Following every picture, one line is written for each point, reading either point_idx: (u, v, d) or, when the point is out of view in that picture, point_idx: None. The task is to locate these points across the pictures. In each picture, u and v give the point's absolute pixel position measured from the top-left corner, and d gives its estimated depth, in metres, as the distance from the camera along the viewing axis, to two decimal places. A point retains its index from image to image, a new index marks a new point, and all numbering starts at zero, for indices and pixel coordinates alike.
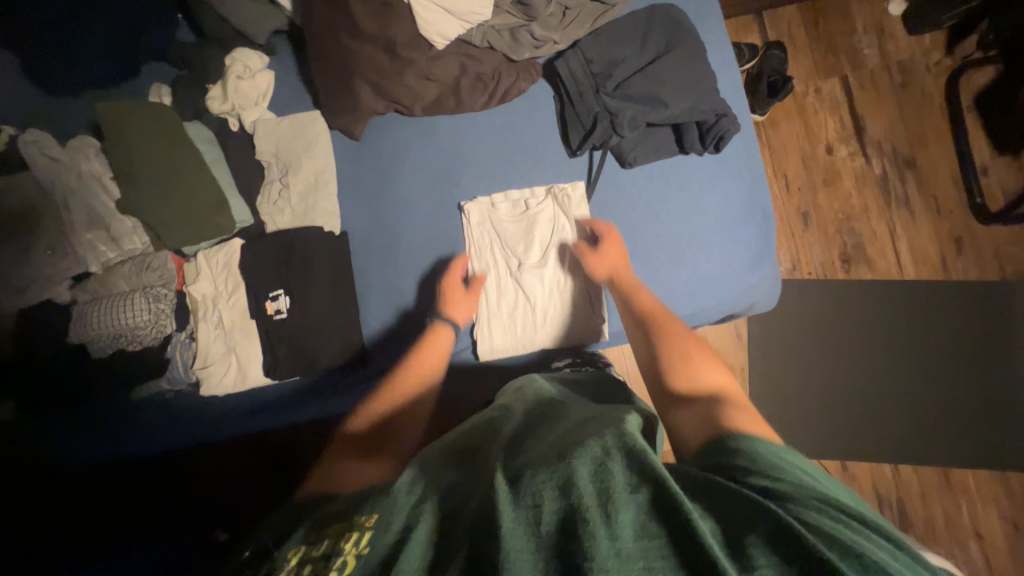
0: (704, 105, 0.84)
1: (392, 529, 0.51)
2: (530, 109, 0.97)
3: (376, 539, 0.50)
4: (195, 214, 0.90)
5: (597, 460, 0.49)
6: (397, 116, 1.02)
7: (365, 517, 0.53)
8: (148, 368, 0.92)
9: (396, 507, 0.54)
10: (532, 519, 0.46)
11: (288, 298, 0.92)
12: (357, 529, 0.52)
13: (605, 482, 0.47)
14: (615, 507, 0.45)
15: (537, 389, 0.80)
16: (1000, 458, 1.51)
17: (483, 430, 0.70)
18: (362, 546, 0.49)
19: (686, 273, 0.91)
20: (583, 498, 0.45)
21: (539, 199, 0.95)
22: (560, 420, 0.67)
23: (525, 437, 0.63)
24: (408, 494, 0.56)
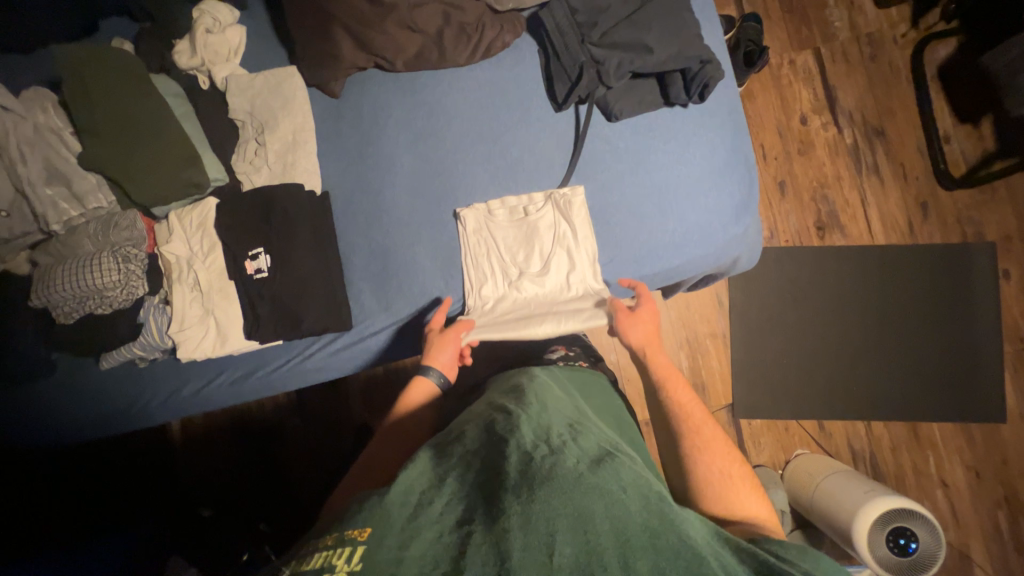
0: (690, 51, 0.84)
1: (388, 546, 0.48)
2: (516, 64, 0.96)
3: (371, 557, 0.47)
4: (166, 169, 0.85)
5: (613, 501, 0.54)
6: (377, 72, 0.99)
7: (359, 528, 0.50)
8: (120, 332, 0.87)
9: (392, 523, 0.51)
10: (546, 552, 0.49)
11: (268, 257, 0.89)
12: (349, 542, 0.49)
13: (621, 527, 0.52)
14: (631, 553, 0.50)
15: (531, 392, 0.78)
16: (964, 411, 1.59)
17: (482, 425, 0.69)
18: (355, 564, 0.47)
19: (673, 225, 0.92)
20: (602, 544, 0.50)
21: (538, 205, 0.93)
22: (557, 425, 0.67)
23: (526, 440, 0.61)
24: (403, 505, 0.53)
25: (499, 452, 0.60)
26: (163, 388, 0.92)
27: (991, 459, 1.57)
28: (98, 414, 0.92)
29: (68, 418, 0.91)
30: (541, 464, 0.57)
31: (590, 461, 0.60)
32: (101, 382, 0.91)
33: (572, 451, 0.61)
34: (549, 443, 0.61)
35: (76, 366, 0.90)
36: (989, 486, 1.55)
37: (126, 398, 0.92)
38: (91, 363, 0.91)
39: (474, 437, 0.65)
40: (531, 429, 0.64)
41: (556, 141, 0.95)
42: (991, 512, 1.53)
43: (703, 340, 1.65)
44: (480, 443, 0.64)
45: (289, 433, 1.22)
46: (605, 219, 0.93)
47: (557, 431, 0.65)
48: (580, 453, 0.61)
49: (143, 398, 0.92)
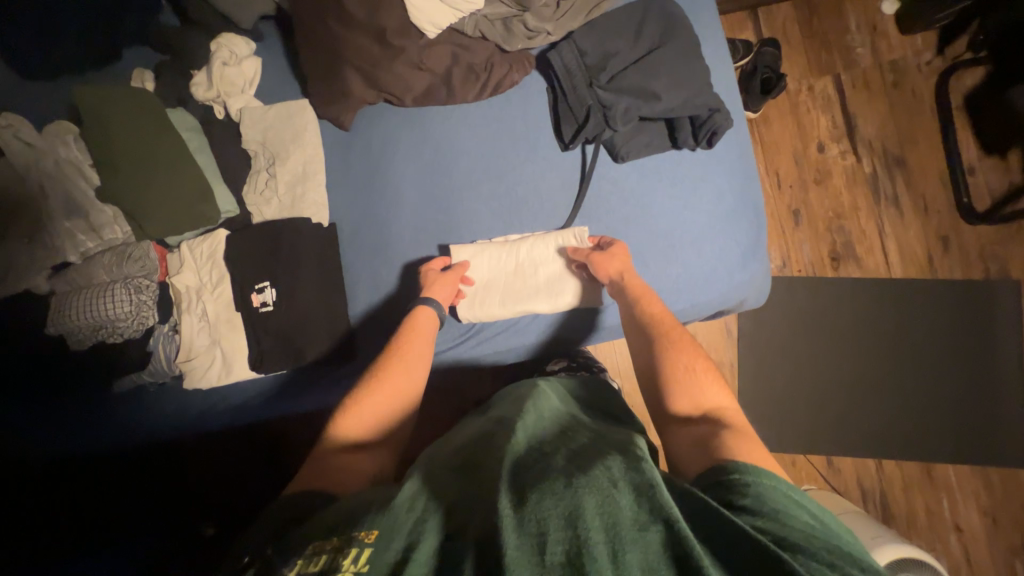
0: (698, 99, 0.84)
1: (390, 550, 0.52)
2: (524, 101, 0.96)
3: (373, 560, 0.50)
4: (178, 203, 0.88)
5: (605, 496, 0.52)
6: (387, 106, 1.00)
7: (366, 530, 0.54)
8: (130, 359, 0.90)
9: (393, 529, 0.54)
10: (537, 550, 0.48)
11: (274, 291, 0.90)
12: (355, 544, 0.52)
13: (612, 520, 0.50)
14: (623, 548, 0.48)
15: (532, 397, 0.79)
16: (982, 453, 1.54)
17: (489, 430, 0.71)
18: (361, 565, 0.50)
19: (677, 269, 0.91)
20: (592, 535, 0.48)
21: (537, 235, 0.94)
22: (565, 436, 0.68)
23: (524, 450, 0.64)
24: (404, 510, 0.56)
25: (496, 460, 0.62)
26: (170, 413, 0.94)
27: (1009, 505, 1.51)
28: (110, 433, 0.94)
29: (76, 438, 0.93)
30: (535, 471, 0.58)
31: (581, 459, 0.59)
32: (111, 405, 0.94)
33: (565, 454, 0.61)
34: (542, 451, 0.63)
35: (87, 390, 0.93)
36: (1006, 534, 1.49)
37: (137, 418, 0.95)
38: (100, 387, 0.93)
39: (474, 445, 0.68)
40: (528, 441, 0.66)
41: (561, 180, 0.95)
42: (1008, 562, 1.47)
43: None
44: (478, 451, 0.66)
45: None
46: None
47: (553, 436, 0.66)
48: (573, 455, 0.61)
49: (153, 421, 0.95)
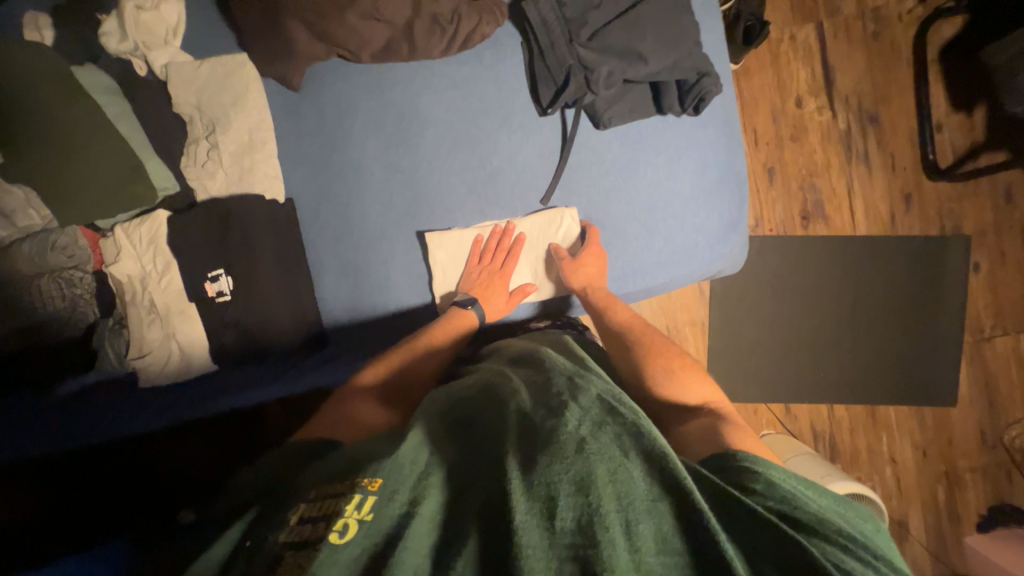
0: (685, 62, 0.78)
1: (397, 503, 0.53)
2: (496, 58, 0.88)
3: (382, 509, 0.52)
4: (104, 182, 0.76)
5: (616, 465, 0.54)
6: (341, 63, 0.89)
7: (369, 479, 0.54)
8: (75, 356, 0.83)
9: (401, 481, 0.55)
10: (547, 516, 0.50)
11: (230, 279, 0.82)
12: (357, 490, 0.53)
13: (624, 491, 0.52)
14: (633, 517, 0.51)
15: (536, 356, 0.77)
16: (920, 396, 1.69)
17: (489, 389, 0.70)
18: (365, 512, 0.51)
19: (659, 244, 0.89)
20: (603, 504, 0.50)
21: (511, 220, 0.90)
22: (568, 384, 0.67)
23: (529, 410, 0.63)
24: (413, 463, 0.57)
25: (501, 421, 0.63)
26: (118, 417, 0.84)
27: (938, 439, 1.69)
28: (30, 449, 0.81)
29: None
30: (544, 431, 0.58)
31: (592, 424, 0.59)
32: (42, 413, 0.82)
33: (574, 413, 0.60)
34: (550, 404, 0.62)
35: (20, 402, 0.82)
36: (932, 463, 1.68)
37: (66, 431, 0.82)
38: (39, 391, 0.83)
39: (481, 403, 0.68)
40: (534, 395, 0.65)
41: (539, 150, 0.88)
42: (932, 486, 1.67)
43: (682, 328, 1.66)
44: (483, 408, 0.67)
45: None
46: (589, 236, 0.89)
47: (559, 388, 0.66)
48: (583, 414, 0.60)
49: (88, 429, 0.83)
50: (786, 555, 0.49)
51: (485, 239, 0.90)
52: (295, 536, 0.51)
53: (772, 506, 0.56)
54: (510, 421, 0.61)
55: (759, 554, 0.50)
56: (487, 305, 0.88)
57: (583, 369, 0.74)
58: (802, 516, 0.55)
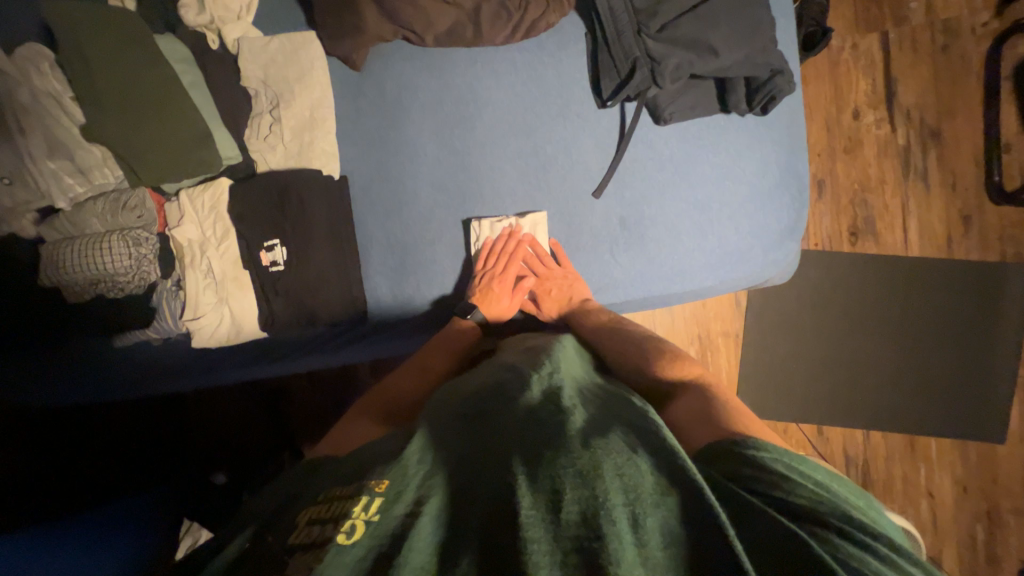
0: (758, 58, 0.76)
1: (403, 501, 0.51)
2: (558, 48, 0.88)
3: (387, 508, 0.50)
4: (176, 147, 0.79)
5: (624, 460, 0.52)
6: (403, 44, 0.90)
7: (376, 481, 0.52)
8: (132, 316, 0.84)
9: (407, 476, 0.53)
10: (551, 509, 0.48)
11: (285, 250, 0.84)
12: (365, 493, 0.51)
13: (632, 483, 0.50)
14: (642, 512, 0.48)
15: (548, 354, 0.77)
16: (965, 429, 1.60)
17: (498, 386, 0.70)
18: (371, 513, 0.49)
19: (711, 244, 0.87)
20: (608, 498, 0.48)
21: (561, 212, 0.89)
22: (580, 395, 0.68)
23: (538, 410, 0.62)
24: (418, 462, 0.55)
25: (507, 421, 0.61)
26: (170, 371, 0.89)
27: (981, 477, 1.60)
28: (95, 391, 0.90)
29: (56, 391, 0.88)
30: (551, 428, 0.57)
31: (600, 424, 0.59)
32: (103, 360, 0.87)
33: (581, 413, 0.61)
34: (558, 404, 0.62)
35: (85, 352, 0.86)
36: (974, 502, 1.59)
37: (127, 380, 0.89)
38: (100, 343, 0.86)
39: (488, 397, 0.68)
40: (544, 397, 0.65)
41: (595, 141, 0.87)
42: (971, 525, 1.59)
43: (715, 338, 1.62)
44: (489, 408, 0.66)
45: (294, 402, 1.20)
46: (639, 232, 0.87)
47: (568, 393, 0.66)
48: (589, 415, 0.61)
49: (146, 379, 0.90)
50: (785, 542, 0.44)
51: (490, 249, 0.89)
52: (302, 537, 0.49)
53: (778, 501, 0.50)
54: (520, 420, 0.60)
55: (773, 556, 0.44)
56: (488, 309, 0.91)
57: (593, 381, 0.75)
58: (801, 506, 0.50)
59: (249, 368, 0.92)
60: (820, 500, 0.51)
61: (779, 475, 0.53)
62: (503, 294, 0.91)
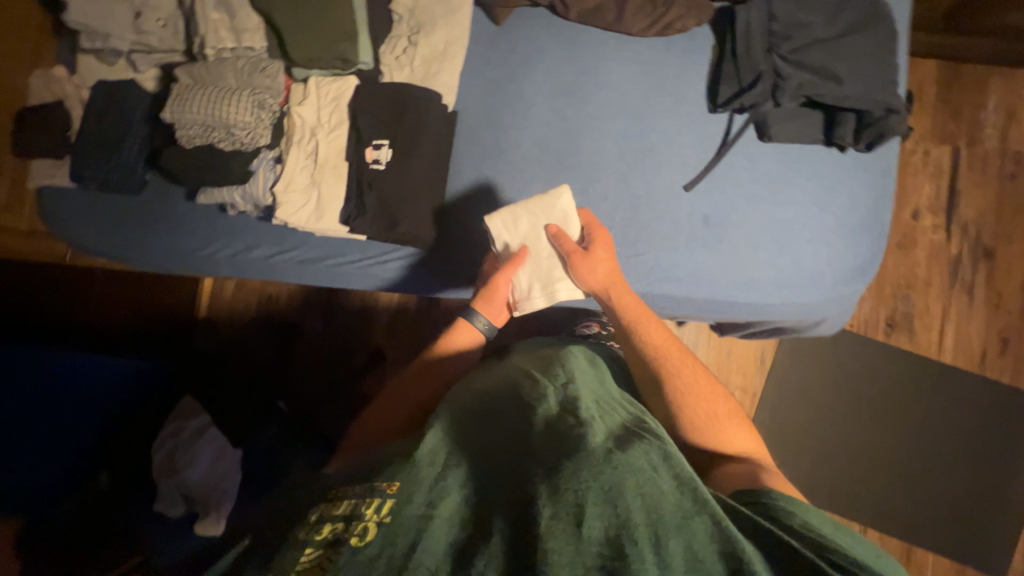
0: (877, 96, 0.81)
1: (416, 503, 0.48)
2: (685, 52, 0.94)
3: (400, 509, 0.47)
4: (326, 35, 0.85)
5: (645, 479, 0.50)
6: (544, 12, 0.97)
7: (386, 482, 0.50)
8: (223, 172, 0.85)
9: (418, 479, 0.51)
10: (573, 522, 0.45)
11: (390, 151, 0.88)
12: (377, 494, 0.48)
13: (653, 504, 0.48)
14: (664, 533, 0.46)
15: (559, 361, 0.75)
16: (966, 554, 1.54)
17: (512, 386, 0.68)
18: (383, 514, 0.47)
19: (784, 263, 0.89)
20: (631, 517, 0.46)
21: (652, 197, 0.91)
22: (599, 407, 0.65)
23: (553, 416, 0.59)
24: (430, 463, 0.53)
25: (521, 430, 0.58)
26: (247, 231, 0.98)
27: None
28: (165, 257, 1.02)
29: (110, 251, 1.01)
30: (571, 438, 0.54)
31: (618, 439, 0.56)
32: (191, 217, 0.99)
33: (598, 427, 0.57)
34: (577, 415, 0.58)
35: (189, 210, 0.99)
36: None
37: (172, 252, 1.01)
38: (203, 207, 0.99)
39: (500, 402, 0.65)
40: (561, 404, 0.61)
41: (698, 141, 0.92)
42: None
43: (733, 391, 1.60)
44: (501, 412, 0.63)
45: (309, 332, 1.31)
46: (718, 233, 0.90)
47: (584, 403, 0.62)
48: (607, 432, 0.58)
49: (210, 247, 1.00)
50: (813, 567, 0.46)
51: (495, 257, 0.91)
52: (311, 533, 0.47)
53: (803, 540, 0.53)
54: (535, 427, 0.57)
55: None
56: (492, 312, 0.89)
57: (608, 396, 0.72)
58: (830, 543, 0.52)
59: (311, 266, 1.00)
60: (859, 552, 0.52)
61: (800, 522, 0.55)
62: (505, 287, 0.88)
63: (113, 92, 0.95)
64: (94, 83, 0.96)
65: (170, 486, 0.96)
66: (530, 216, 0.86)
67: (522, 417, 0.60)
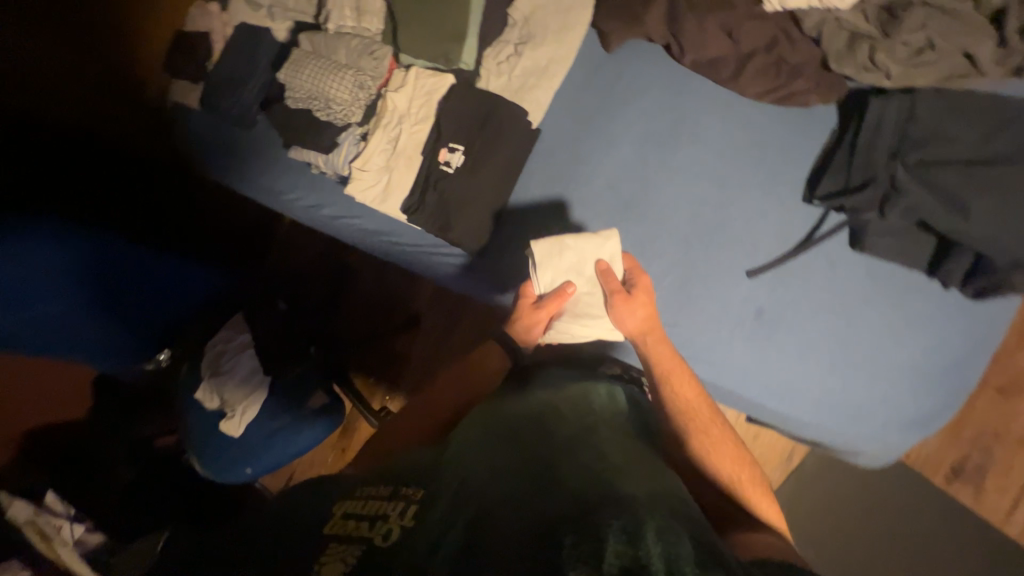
0: (1005, 243, 0.72)
1: (434, 513, 0.54)
2: (799, 129, 0.85)
3: (422, 517, 0.54)
4: (437, 31, 0.88)
5: (667, 526, 0.45)
6: (658, 50, 0.92)
7: (412, 490, 0.58)
8: (313, 138, 0.92)
9: (439, 493, 0.56)
10: (582, 558, 0.42)
11: (463, 158, 0.89)
12: (403, 498, 0.57)
13: (674, 555, 0.42)
14: None
15: (592, 391, 0.73)
16: None
17: (541, 409, 0.68)
18: (407, 518, 0.54)
19: (832, 385, 0.81)
20: (649, 562, 0.41)
21: (711, 273, 0.86)
22: (626, 447, 0.62)
23: (575, 453, 0.59)
24: (452, 478, 0.58)
25: (540, 461, 0.59)
26: (322, 194, 1.07)
27: None
28: (252, 184, 1.09)
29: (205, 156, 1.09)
30: (587, 477, 0.54)
31: (640, 484, 0.54)
32: (273, 160, 1.07)
33: (619, 469, 0.56)
34: (597, 456, 0.58)
35: (276, 158, 1.08)
36: None
37: (260, 181, 1.08)
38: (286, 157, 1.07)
39: (523, 425, 0.66)
40: (586, 440, 0.62)
41: (778, 229, 0.84)
42: None
43: None
44: (523, 436, 0.64)
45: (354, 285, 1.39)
46: (770, 331, 0.83)
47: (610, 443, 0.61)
48: (630, 474, 0.55)
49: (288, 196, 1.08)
50: None
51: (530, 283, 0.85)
52: (342, 526, 0.56)
53: None
54: (554, 460, 0.59)
55: None
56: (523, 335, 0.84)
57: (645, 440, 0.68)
58: None
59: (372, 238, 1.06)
60: None
61: None
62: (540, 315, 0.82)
63: (250, 38, 1.06)
64: (238, 27, 1.08)
65: (210, 387, 1.12)
66: (577, 248, 0.82)
67: (543, 447, 0.61)
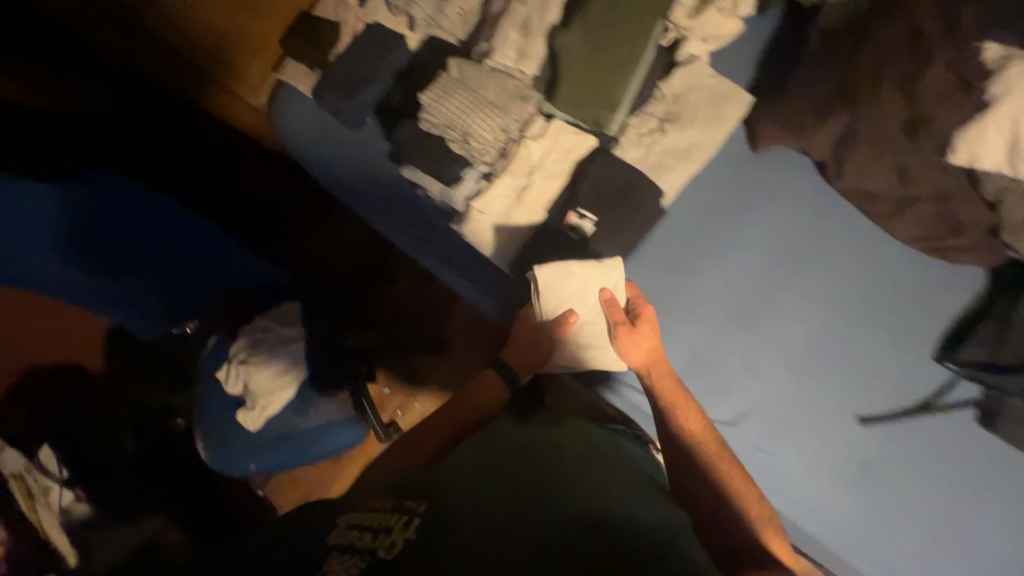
0: None
1: (432, 520, 0.53)
2: (940, 283, 0.83)
3: (422, 527, 0.52)
4: (596, 93, 0.84)
5: (651, 538, 0.48)
6: (807, 164, 0.89)
7: (411, 502, 0.56)
8: (435, 167, 0.85)
9: (433, 501, 0.55)
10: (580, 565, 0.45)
11: (593, 226, 0.84)
12: (403, 513, 0.55)
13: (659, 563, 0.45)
14: None
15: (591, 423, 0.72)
16: None
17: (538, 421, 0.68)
18: (411, 530, 0.52)
19: (930, 562, 0.76)
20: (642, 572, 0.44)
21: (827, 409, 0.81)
22: (618, 460, 0.62)
23: (567, 460, 0.59)
24: (449, 480, 0.58)
25: (536, 464, 0.58)
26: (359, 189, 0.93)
27: None
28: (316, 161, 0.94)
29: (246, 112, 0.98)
30: (582, 486, 0.54)
31: (631, 494, 0.55)
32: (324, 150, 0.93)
33: (613, 481, 0.56)
34: (585, 465, 0.58)
35: (349, 149, 0.93)
36: None
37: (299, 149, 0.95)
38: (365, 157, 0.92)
39: (518, 430, 0.65)
40: (583, 452, 0.61)
41: (902, 382, 0.80)
42: None
43: None
44: (516, 438, 0.63)
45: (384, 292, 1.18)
46: (875, 485, 0.78)
47: (602, 457, 0.61)
48: (620, 483, 0.56)
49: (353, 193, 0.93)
50: None
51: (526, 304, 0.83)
52: (350, 538, 0.54)
53: None
54: (548, 466, 0.58)
55: None
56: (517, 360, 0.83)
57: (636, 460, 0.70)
58: None
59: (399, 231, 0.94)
60: None
61: None
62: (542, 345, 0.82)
63: None
64: None
65: (236, 371, 0.96)
66: (582, 275, 0.77)
67: (540, 453, 0.60)
